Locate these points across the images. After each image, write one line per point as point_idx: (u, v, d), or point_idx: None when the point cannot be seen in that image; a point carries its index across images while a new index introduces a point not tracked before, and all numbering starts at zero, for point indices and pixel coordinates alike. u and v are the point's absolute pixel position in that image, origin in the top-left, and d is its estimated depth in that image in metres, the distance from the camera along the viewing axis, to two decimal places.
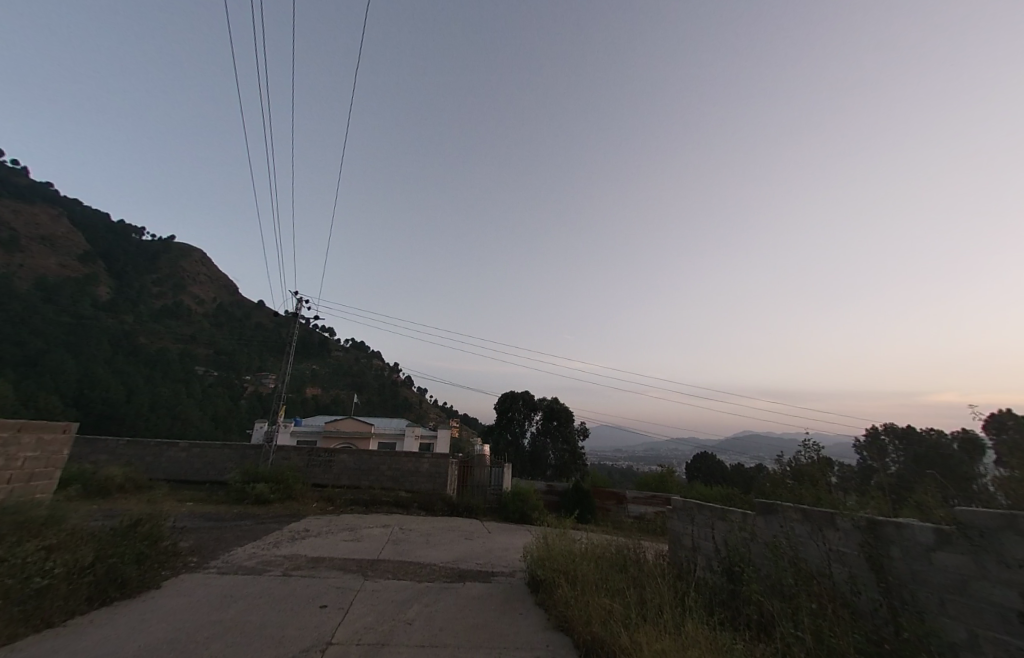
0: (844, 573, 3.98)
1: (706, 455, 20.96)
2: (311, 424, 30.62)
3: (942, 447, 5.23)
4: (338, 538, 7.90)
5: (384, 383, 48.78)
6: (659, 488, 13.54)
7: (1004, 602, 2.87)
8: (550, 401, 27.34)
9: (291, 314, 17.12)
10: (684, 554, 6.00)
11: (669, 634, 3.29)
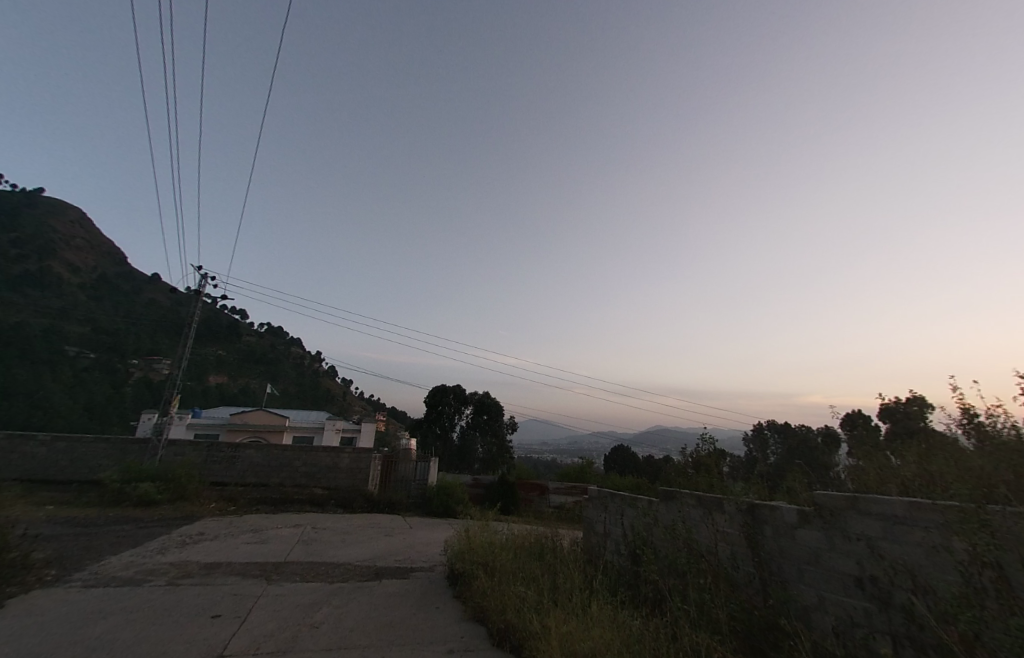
0: (727, 551, 4.52)
1: (623, 447, 22.23)
2: (213, 416, 27.94)
3: (809, 441, 6.18)
4: (238, 541, 7.35)
5: (303, 372, 45.77)
6: (579, 479, 14.21)
7: (845, 569, 3.47)
8: (480, 395, 27.46)
9: (193, 292, 15.49)
10: (596, 541, 6.40)
11: (577, 617, 3.55)
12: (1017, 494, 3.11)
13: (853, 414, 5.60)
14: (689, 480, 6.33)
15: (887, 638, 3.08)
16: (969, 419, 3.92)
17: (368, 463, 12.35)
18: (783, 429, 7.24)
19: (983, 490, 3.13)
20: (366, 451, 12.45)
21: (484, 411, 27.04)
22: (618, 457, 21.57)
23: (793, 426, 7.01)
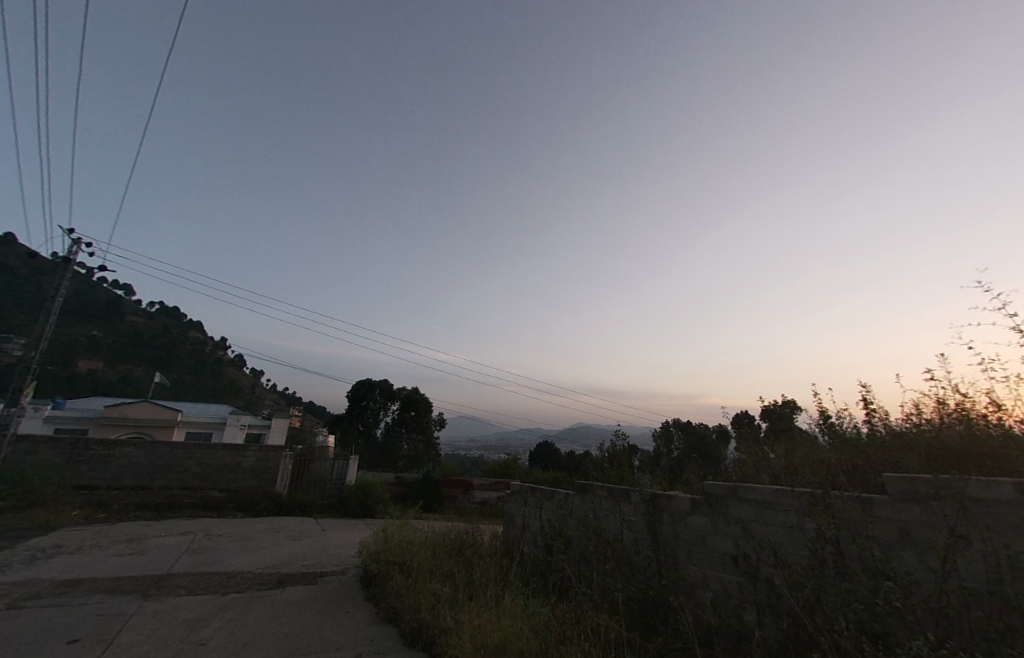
0: (631, 537, 4.95)
1: (548, 443, 22.89)
2: (87, 410, 24.53)
3: (706, 437, 6.99)
4: (109, 554, 6.62)
5: (206, 362, 41.64)
6: (503, 475, 14.53)
7: (724, 549, 4.00)
8: (408, 390, 26.87)
9: (64, 262, 13.50)
10: (514, 534, 6.62)
11: (490, 609, 3.73)
12: (853, 481, 3.79)
13: (739, 414, 6.40)
14: (603, 473, 6.77)
15: (753, 606, 3.61)
16: (822, 419, 4.72)
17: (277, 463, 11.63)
18: (686, 425, 8.10)
19: (830, 478, 3.78)
20: (275, 449, 11.75)
21: (411, 406, 26.46)
22: (543, 453, 22.11)
23: (695, 425, 7.85)
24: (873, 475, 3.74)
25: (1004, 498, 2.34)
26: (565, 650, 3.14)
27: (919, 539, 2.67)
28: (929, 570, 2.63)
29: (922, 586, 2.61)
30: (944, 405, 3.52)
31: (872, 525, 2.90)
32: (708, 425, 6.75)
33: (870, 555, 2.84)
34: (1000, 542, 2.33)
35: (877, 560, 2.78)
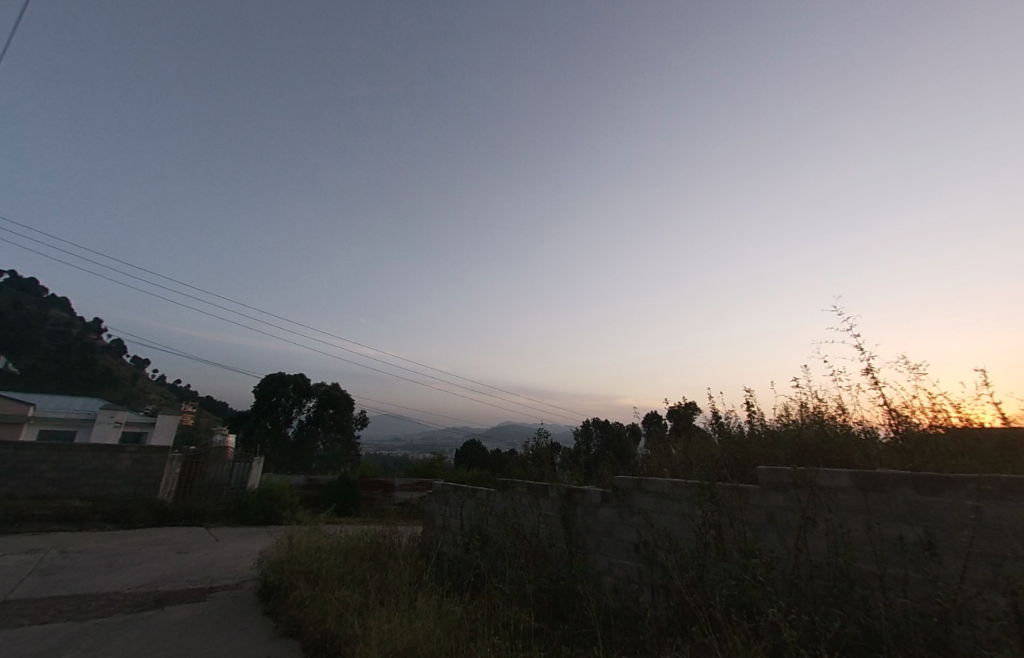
0: (547, 532, 5.12)
1: (474, 441, 22.62)
2: None
3: (621, 436, 7.51)
4: None
5: (82, 350, 36.37)
6: (426, 474, 14.36)
7: (628, 537, 4.33)
8: (327, 386, 25.25)
9: None
10: (434, 534, 6.55)
11: (403, 612, 3.70)
12: (735, 473, 4.29)
13: (650, 413, 6.93)
14: (526, 470, 6.94)
15: (649, 588, 3.96)
16: (714, 419, 5.28)
17: (160, 465, 10.30)
18: (605, 425, 8.67)
19: (719, 472, 4.26)
20: (158, 449, 10.39)
21: (330, 404, 25.07)
22: (468, 452, 22.17)
23: (613, 426, 8.37)
24: (750, 468, 4.26)
25: (842, 486, 2.74)
26: (476, 646, 3.22)
27: (780, 520, 2.99)
28: (786, 547, 2.95)
29: (780, 561, 2.94)
30: (808, 407, 4.12)
31: (747, 512, 3.18)
32: (626, 424, 7.17)
33: (741, 537, 3.13)
34: (839, 522, 2.72)
35: (747, 541, 3.09)
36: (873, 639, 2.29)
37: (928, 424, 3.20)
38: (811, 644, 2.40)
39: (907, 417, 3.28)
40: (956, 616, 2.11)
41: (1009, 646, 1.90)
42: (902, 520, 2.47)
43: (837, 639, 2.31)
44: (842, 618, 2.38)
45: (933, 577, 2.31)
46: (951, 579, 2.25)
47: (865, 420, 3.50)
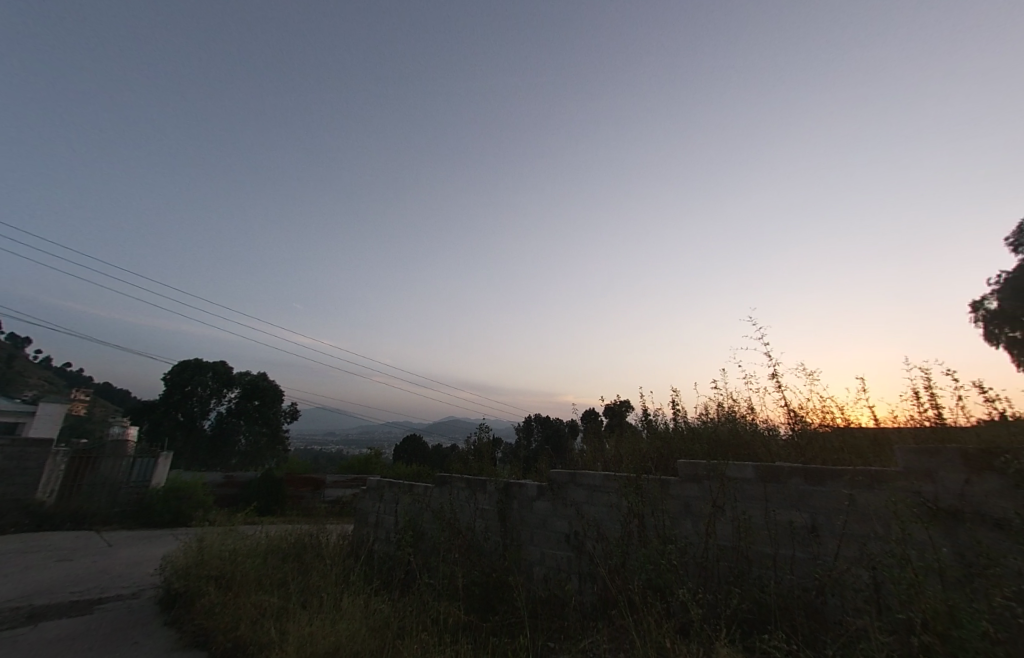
0: (482, 526, 5.04)
1: (414, 436, 21.44)
2: None
3: (560, 431, 7.69)
4: None
5: None
6: (362, 470, 13.91)
7: (560, 528, 4.40)
8: (252, 377, 23.18)
9: None
10: (365, 531, 6.36)
11: (324, 613, 3.57)
12: (660, 467, 4.54)
13: (590, 409, 7.16)
14: (464, 466, 6.66)
15: (577, 577, 4.08)
16: (643, 415, 5.56)
17: (41, 461, 9.18)
18: (547, 421, 8.86)
19: (645, 466, 4.49)
20: (38, 443, 9.24)
21: (254, 395, 23.17)
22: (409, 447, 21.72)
23: (553, 424, 8.51)
24: (673, 461, 4.53)
25: (747, 477, 2.98)
26: (403, 644, 3.17)
27: (694, 509, 3.19)
28: (698, 533, 3.14)
29: (693, 546, 3.13)
30: (724, 406, 4.45)
31: (667, 501, 3.34)
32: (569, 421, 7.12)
33: (660, 525, 3.28)
34: (743, 510, 2.95)
35: (665, 529, 3.24)
36: (765, 615, 2.50)
37: (820, 424, 3.58)
38: (712, 620, 2.59)
39: (802, 417, 3.65)
40: (831, 590, 2.38)
41: (870, 614, 2.17)
42: (792, 507, 2.74)
43: (735, 616, 2.51)
44: (740, 596, 2.61)
45: (816, 556, 2.58)
46: (830, 558, 2.52)
47: (768, 418, 3.85)
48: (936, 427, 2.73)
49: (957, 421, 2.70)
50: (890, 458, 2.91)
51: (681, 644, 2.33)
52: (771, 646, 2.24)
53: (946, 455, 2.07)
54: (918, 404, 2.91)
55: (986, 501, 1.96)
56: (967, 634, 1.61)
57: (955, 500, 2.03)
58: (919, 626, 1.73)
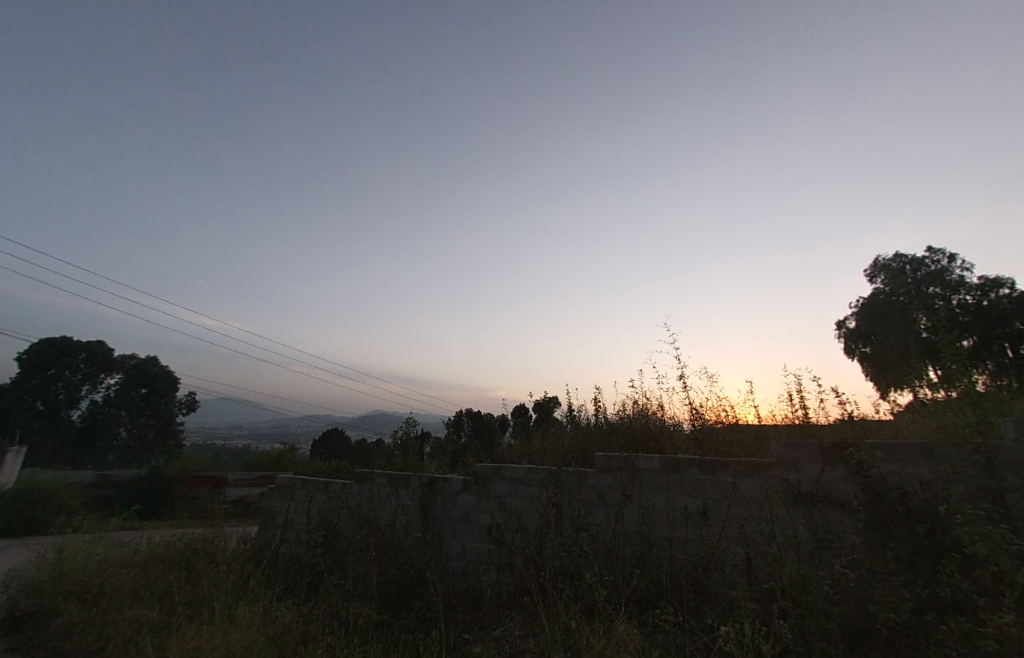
0: (403, 522, 4.95)
1: (336, 431, 20.21)
2: None
3: (490, 426, 7.77)
4: None
5: None
6: (272, 467, 12.99)
7: (482, 521, 4.45)
8: (139, 361, 19.38)
9: None
10: (272, 533, 5.99)
11: (214, 623, 3.33)
12: (579, 461, 4.76)
13: (520, 405, 7.33)
14: (390, 460, 6.52)
15: (495, 569, 4.16)
16: (567, 411, 5.81)
17: None
18: (477, 416, 8.91)
19: (566, 458, 4.71)
20: None
21: (141, 383, 19.54)
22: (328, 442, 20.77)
23: (483, 420, 8.54)
24: (591, 455, 4.79)
25: (653, 468, 3.23)
26: (305, 650, 3.03)
27: (607, 498, 3.39)
28: (608, 520, 3.35)
29: (603, 533, 3.31)
30: (638, 403, 4.79)
31: (583, 491, 3.51)
32: (501, 414, 7.28)
33: (576, 514, 3.43)
34: (648, 498, 3.20)
35: (579, 517, 3.39)
36: (660, 592, 2.74)
37: (717, 420, 3.98)
38: (614, 600, 2.78)
39: (702, 414, 4.03)
40: (715, 566, 2.67)
41: (743, 585, 2.49)
42: (689, 494, 3.03)
43: (634, 594, 2.72)
44: (640, 576, 2.83)
45: (705, 538, 2.88)
46: (716, 538, 2.83)
47: (674, 414, 4.21)
48: (804, 424, 3.16)
49: (820, 420, 3.14)
50: (768, 452, 3.31)
51: (584, 625, 2.47)
52: (662, 620, 2.46)
53: (811, 448, 2.40)
54: (792, 405, 3.33)
55: (836, 486, 2.32)
56: (812, 597, 1.90)
57: (813, 486, 2.38)
58: (779, 593, 1.99)
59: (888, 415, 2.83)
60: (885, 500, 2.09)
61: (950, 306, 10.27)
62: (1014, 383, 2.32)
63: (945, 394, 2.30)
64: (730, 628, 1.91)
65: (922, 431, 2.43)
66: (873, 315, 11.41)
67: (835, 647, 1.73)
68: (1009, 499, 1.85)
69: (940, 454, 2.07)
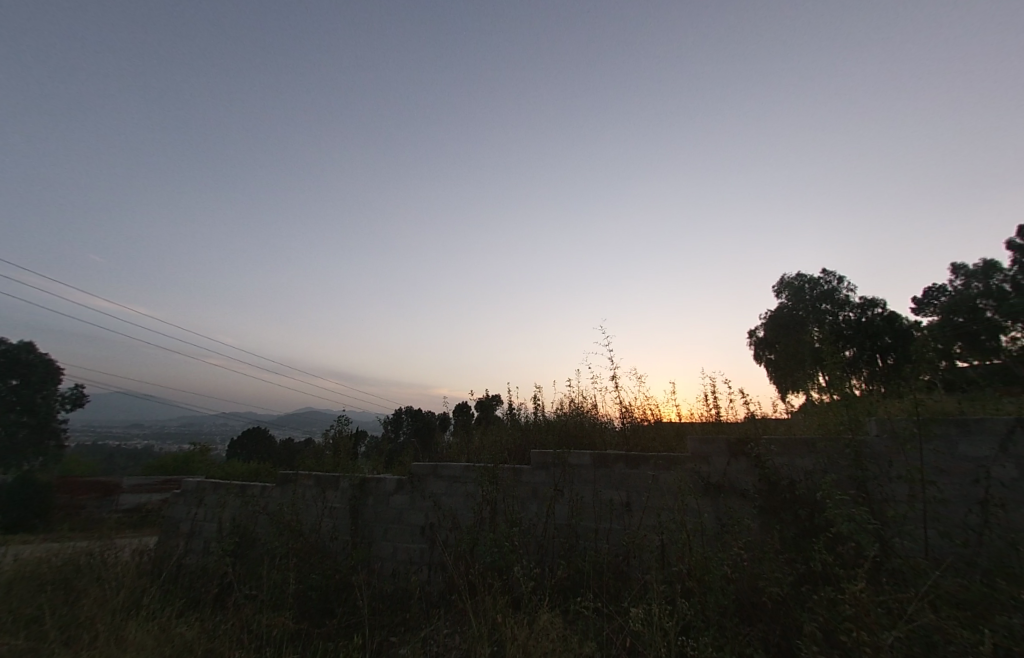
0: (329, 525, 4.75)
1: (258, 431, 18.90)
2: None
3: (430, 424, 7.70)
4: None
5: None
6: (180, 469, 11.16)
7: (415, 521, 4.41)
8: (13, 346, 15.99)
9: None
10: (175, 543, 5.49)
11: (95, 648, 2.97)
12: (516, 457, 4.86)
13: (461, 403, 7.32)
14: (319, 461, 6.22)
15: (426, 568, 4.16)
16: (507, 409, 5.90)
17: None
18: (417, 414, 8.77)
19: (503, 455, 4.78)
20: None
21: (14, 372, 15.92)
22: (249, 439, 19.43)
23: (421, 418, 8.44)
24: (527, 452, 4.92)
25: (584, 463, 3.39)
26: None
27: (540, 494, 3.49)
28: (540, 514, 3.45)
29: (535, 527, 3.40)
30: (574, 401, 4.98)
31: (517, 487, 3.59)
32: (441, 413, 7.23)
33: (509, 510, 3.49)
34: (578, 491, 3.36)
35: (513, 513, 3.45)
36: (582, 581, 2.89)
37: (644, 418, 4.25)
38: (540, 592, 2.87)
39: (631, 412, 4.29)
40: (634, 553, 2.89)
41: (657, 569, 2.72)
42: (615, 488, 3.22)
43: (559, 584, 2.85)
44: (566, 567, 2.97)
45: (627, 527, 3.09)
46: (636, 527, 3.05)
47: (606, 413, 4.44)
48: (715, 422, 3.49)
49: (730, 418, 3.48)
50: (685, 447, 3.61)
51: (511, 618, 2.53)
52: (583, 607, 2.61)
53: (721, 443, 2.65)
54: (707, 405, 3.64)
55: (739, 476, 2.58)
56: (713, 577, 2.10)
57: (720, 477, 2.63)
58: (687, 574, 2.19)
59: (786, 414, 3.20)
60: (777, 489, 2.36)
61: (839, 321, 11.65)
62: (880, 388, 2.70)
63: (828, 398, 2.62)
64: (641, 609, 2.06)
65: (809, 429, 2.77)
66: (781, 326, 12.62)
67: (729, 620, 1.94)
68: (870, 485, 2.19)
69: (820, 447, 2.38)
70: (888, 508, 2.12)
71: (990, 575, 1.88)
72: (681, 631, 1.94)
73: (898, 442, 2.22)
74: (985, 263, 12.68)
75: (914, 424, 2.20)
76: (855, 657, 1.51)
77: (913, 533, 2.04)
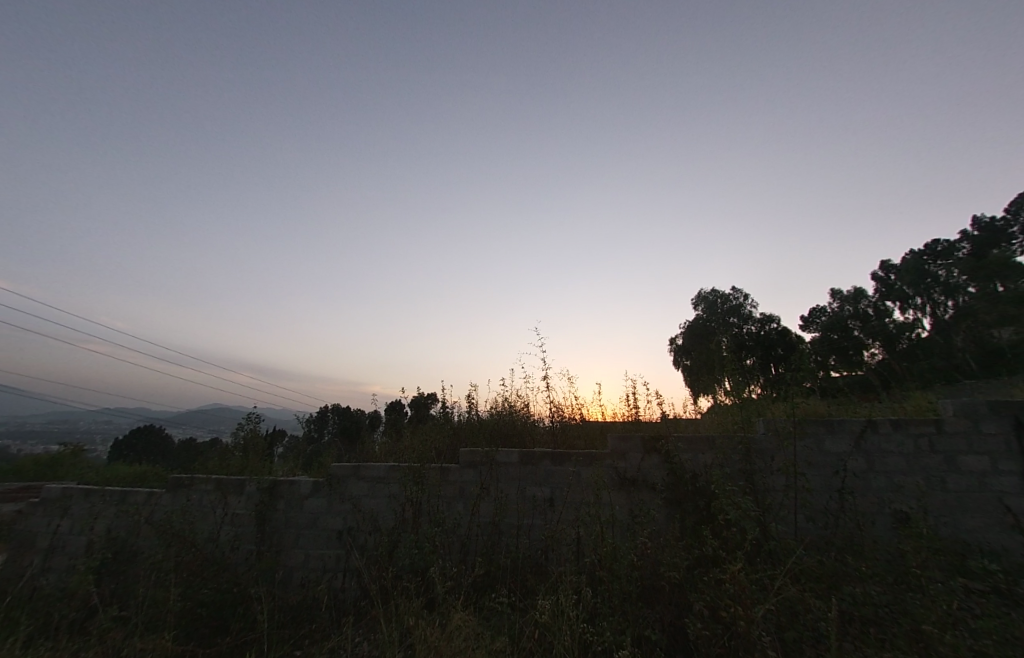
0: (230, 533, 4.42)
1: (151, 430, 17.03)
2: None
3: (359, 423, 7.45)
4: None
5: None
6: (44, 474, 9.16)
7: (332, 525, 4.26)
8: None
9: None
10: (29, 563, 4.75)
11: None
12: (445, 456, 4.86)
13: (394, 401, 7.18)
14: (226, 463, 5.75)
15: (341, 575, 4.04)
16: (439, 407, 5.89)
17: None
18: (344, 413, 8.45)
19: (430, 454, 4.77)
20: None
21: None
22: (138, 439, 17.45)
23: (348, 417, 8.12)
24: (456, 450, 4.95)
25: (510, 461, 3.50)
26: None
27: (465, 492, 3.54)
28: (463, 513, 3.50)
29: (457, 526, 3.43)
30: (505, 400, 5.09)
31: (438, 488, 3.59)
32: (372, 411, 7.02)
33: (433, 510, 3.49)
34: (503, 490, 3.45)
35: (435, 513, 3.44)
36: (499, 579, 2.97)
37: (572, 418, 4.46)
38: (455, 593, 2.88)
39: (560, 412, 4.48)
40: (552, 547, 3.04)
41: (572, 560, 2.90)
42: (538, 484, 3.38)
43: (476, 582, 2.89)
44: (483, 567, 3.01)
45: (548, 522, 3.25)
46: (556, 522, 3.23)
47: (535, 412, 4.59)
48: (634, 421, 3.76)
49: (646, 418, 3.77)
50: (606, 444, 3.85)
51: (423, 622, 2.51)
52: (498, 604, 2.70)
53: (636, 442, 2.87)
54: (629, 405, 3.89)
55: (649, 472, 2.83)
56: (619, 566, 2.27)
57: (634, 472, 2.86)
58: (596, 565, 2.34)
59: (694, 415, 3.53)
60: (681, 482, 2.62)
61: (742, 333, 12.89)
62: (770, 393, 3.08)
63: (728, 400, 2.95)
64: (549, 602, 2.18)
65: (711, 428, 3.10)
66: (696, 336, 13.76)
67: (628, 604, 2.11)
68: (754, 476, 2.52)
69: (718, 443, 2.68)
70: (767, 497, 2.45)
71: (840, 551, 2.25)
72: (586, 619, 2.09)
73: (778, 439, 2.59)
74: (856, 289, 14.71)
75: (790, 423, 2.58)
76: (730, 630, 1.73)
77: (785, 517, 2.39)
